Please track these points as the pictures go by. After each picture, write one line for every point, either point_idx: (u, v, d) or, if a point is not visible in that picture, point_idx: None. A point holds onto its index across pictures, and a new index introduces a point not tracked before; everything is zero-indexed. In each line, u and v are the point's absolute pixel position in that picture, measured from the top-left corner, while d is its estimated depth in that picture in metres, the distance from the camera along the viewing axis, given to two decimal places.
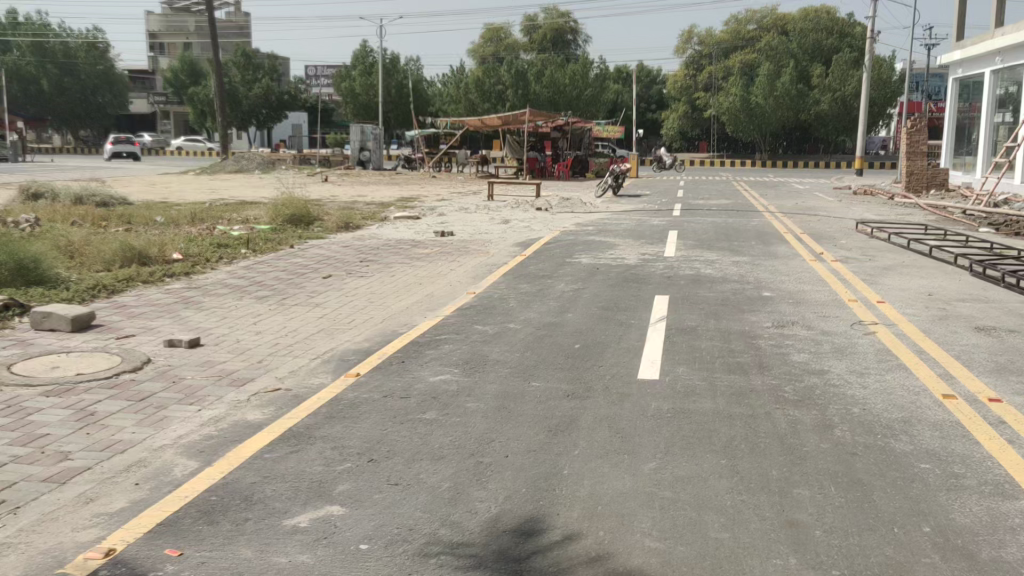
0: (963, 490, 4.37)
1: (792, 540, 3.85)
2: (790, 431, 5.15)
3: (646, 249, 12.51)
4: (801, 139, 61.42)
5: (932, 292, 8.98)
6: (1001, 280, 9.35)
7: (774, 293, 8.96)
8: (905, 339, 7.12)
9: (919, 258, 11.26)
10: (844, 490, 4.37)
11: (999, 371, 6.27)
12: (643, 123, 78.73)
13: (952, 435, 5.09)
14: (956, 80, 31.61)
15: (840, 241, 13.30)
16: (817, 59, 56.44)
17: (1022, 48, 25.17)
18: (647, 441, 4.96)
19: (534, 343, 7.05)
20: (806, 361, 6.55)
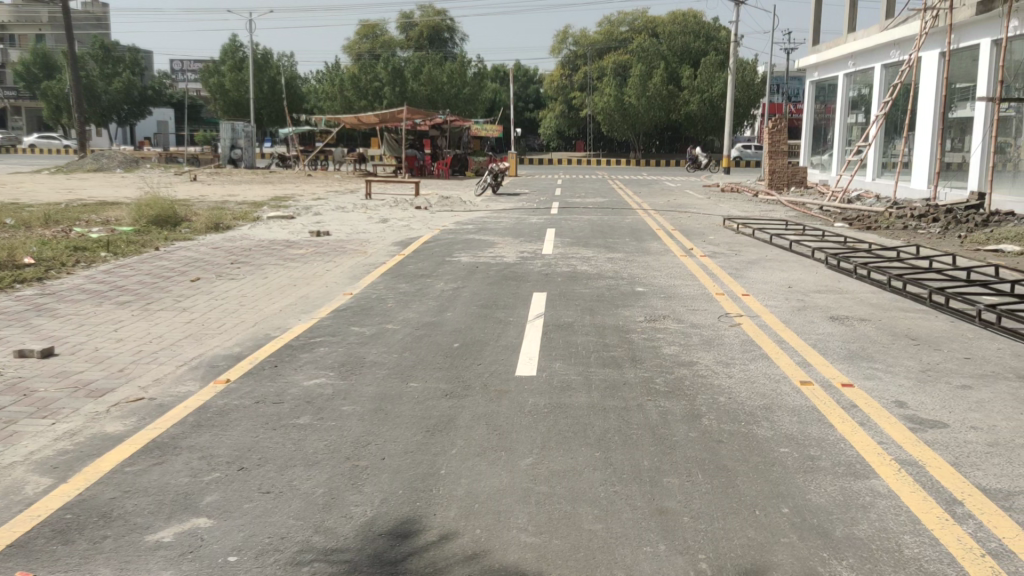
0: (819, 471, 4.64)
1: (661, 527, 3.99)
2: (660, 421, 5.33)
3: (524, 247, 12.66)
4: (673, 138, 63.48)
5: (792, 285, 9.48)
6: (853, 271, 9.96)
7: (646, 288, 9.24)
8: (767, 330, 7.49)
9: (780, 253, 11.85)
10: (710, 476, 4.56)
11: (851, 358, 6.69)
12: (521, 122, 79.44)
13: (809, 420, 5.39)
14: (813, 83, 33.45)
15: (708, 236, 13.85)
16: (686, 61, 58.42)
17: (873, 53, 26.83)
18: (524, 437, 5.03)
19: (412, 343, 7.03)
20: (677, 353, 6.80)
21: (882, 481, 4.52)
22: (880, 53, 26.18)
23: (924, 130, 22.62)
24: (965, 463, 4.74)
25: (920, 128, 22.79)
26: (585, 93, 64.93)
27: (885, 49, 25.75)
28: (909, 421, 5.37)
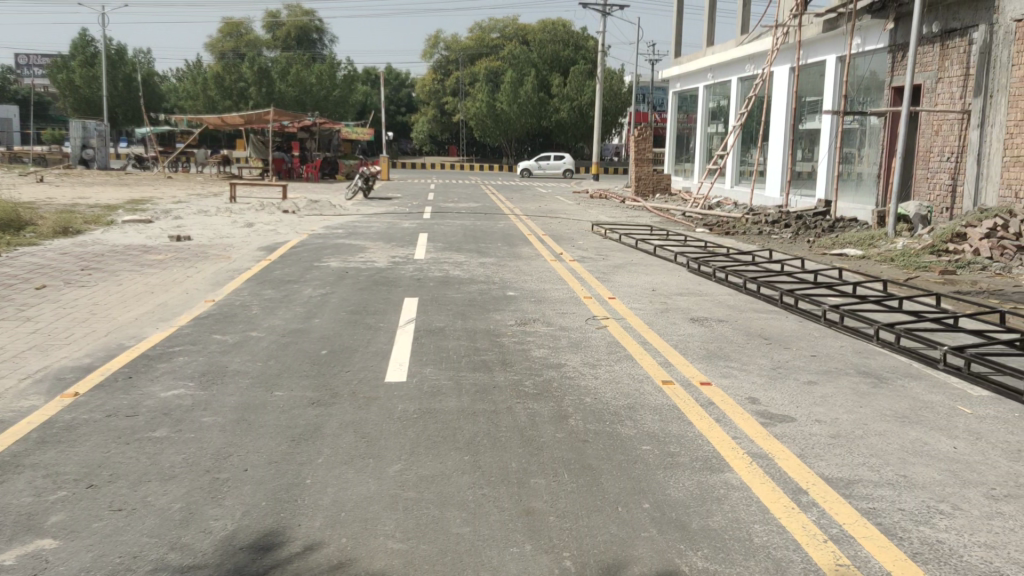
0: (678, 467, 4.84)
1: (528, 528, 4.06)
2: (529, 423, 5.42)
3: (395, 252, 12.57)
4: (544, 145, 64.45)
5: (655, 288, 9.84)
6: (713, 275, 10.44)
7: (516, 292, 9.37)
8: (632, 331, 7.75)
9: (645, 257, 12.28)
10: (575, 476, 4.68)
11: (709, 357, 7.01)
12: (393, 126, 78.84)
13: (670, 417, 5.62)
14: (675, 94, 34.84)
15: (577, 241, 14.20)
16: (556, 70, 59.54)
17: (730, 67, 28.21)
18: (393, 443, 5.00)
19: (278, 351, 6.86)
20: (546, 355, 6.93)
21: (735, 474, 4.76)
22: (737, 67, 27.56)
23: (776, 140, 23.95)
24: (809, 454, 5.06)
25: (773, 138, 24.13)
26: (458, 99, 65.12)
27: (741, 63, 27.13)
28: (761, 416, 5.68)
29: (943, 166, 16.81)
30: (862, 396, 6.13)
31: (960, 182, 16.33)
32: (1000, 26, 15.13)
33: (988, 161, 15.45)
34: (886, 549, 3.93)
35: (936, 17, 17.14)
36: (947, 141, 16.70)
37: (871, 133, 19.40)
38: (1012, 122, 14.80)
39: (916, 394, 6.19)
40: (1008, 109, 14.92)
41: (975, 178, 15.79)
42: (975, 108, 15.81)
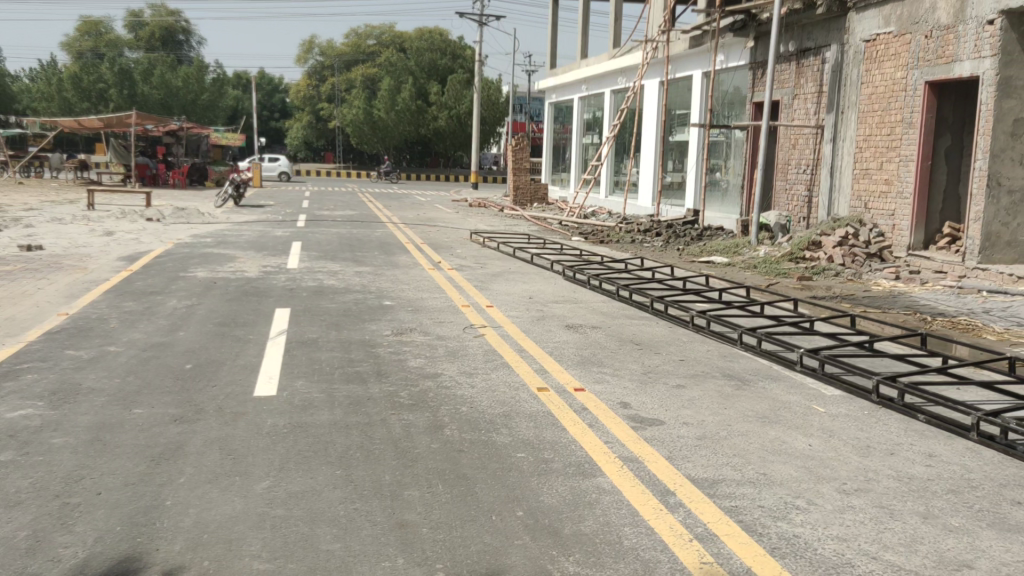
0: (551, 473, 4.90)
1: (400, 541, 4.01)
2: (403, 435, 5.36)
3: (267, 261, 12.22)
4: (422, 153, 64.11)
5: (532, 295, 9.95)
6: (588, 283, 10.66)
7: (393, 302, 9.27)
8: (508, 339, 7.81)
9: (522, 265, 12.40)
10: (449, 486, 4.66)
11: (583, 363, 7.13)
12: (266, 131, 76.78)
13: (544, 424, 5.68)
14: (552, 104, 35.46)
15: (455, 250, 14.21)
16: (433, 78, 59.40)
17: (603, 79, 29.01)
18: (261, 460, 4.85)
19: (138, 366, 6.53)
20: (422, 365, 6.88)
21: (606, 478, 4.86)
22: (610, 80, 28.34)
23: (648, 151, 24.76)
24: (677, 456, 5.23)
25: (645, 149, 24.93)
26: (334, 105, 64.01)
27: (614, 76, 27.90)
28: (633, 420, 5.83)
29: (800, 178, 17.78)
30: (726, 398, 6.40)
31: (816, 193, 17.31)
32: (850, 46, 16.18)
33: (840, 173, 16.45)
34: (747, 546, 4.10)
35: (793, 36, 18.13)
36: (804, 154, 17.67)
37: (735, 145, 20.31)
38: (862, 137, 15.81)
39: (775, 395, 6.51)
40: (858, 124, 15.93)
41: (829, 190, 16.76)
42: (828, 123, 16.81)
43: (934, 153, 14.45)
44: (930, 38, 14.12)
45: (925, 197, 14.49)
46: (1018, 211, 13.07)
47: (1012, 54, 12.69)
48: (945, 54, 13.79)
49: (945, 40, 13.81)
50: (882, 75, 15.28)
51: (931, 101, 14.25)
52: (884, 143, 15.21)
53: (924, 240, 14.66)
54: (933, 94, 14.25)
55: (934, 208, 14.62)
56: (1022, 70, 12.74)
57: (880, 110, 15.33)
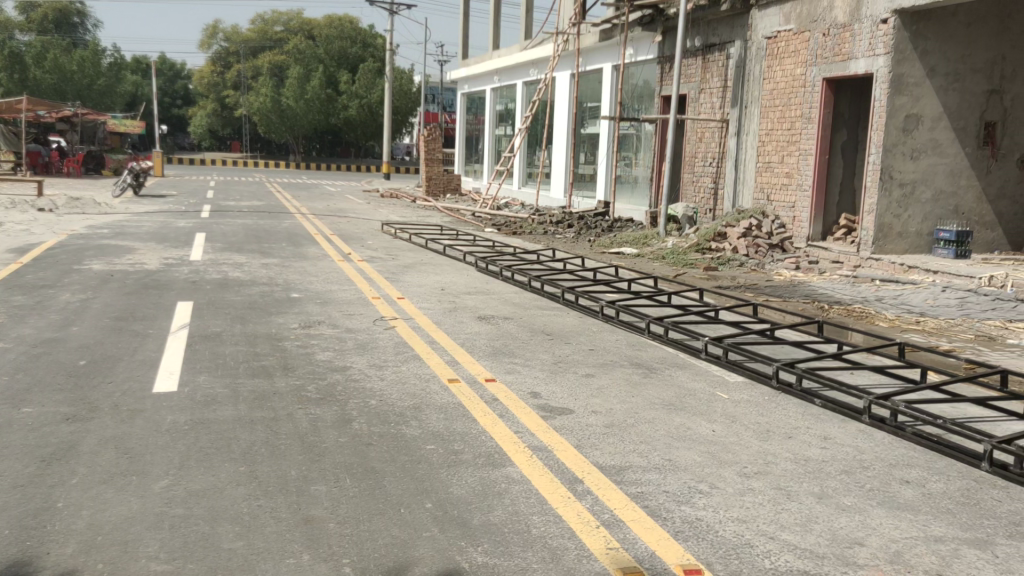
0: (461, 464, 4.89)
1: (305, 537, 3.94)
2: (310, 429, 5.27)
3: (168, 253, 11.82)
4: (332, 142, 62.98)
5: (444, 287, 9.91)
6: (500, 274, 10.69)
7: (301, 294, 9.09)
8: (419, 331, 7.76)
9: (434, 256, 12.34)
10: (357, 480, 4.61)
11: (495, 354, 7.15)
12: (169, 119, 74.15)
13: (454, 416, 5.67)
14: (464, 94, 35.31)
15: (366, 241, 14.04)
16: (344, 66, 58.51)
17: (515, 71, 29.11)
18: (159, 458, 4.69)
19: (28, 363, 6.22)
20: (330, 359, 6.77)
21: (516, 468, 4.89)
22: (521, 71, 28.44)
23: (560, 143, 24.98)
24: (586, 444, 5.30)
25: (556, 141, 25.14)
26: (240, 93, 62.23)
27: (525, 68, 28.03)
28: (542, 410, 5.87)
29: (706, 171, 18.22)
30: (634, 386, 6.52)
31: (721, 185, 17.78)
32: (753, 43, 16.66)
33: (744, 166, 16.93)
34: (651, 531, 4.18)
35: (699, 32, 18.55)
36: (710, 147, 18.12)
37: (645, 138, 20.66)
38: (764, 131, 16.31)
39: (681, 382, 6.67)
40: (761, 119, 16.43)
41: (734, 182, 17.23)
42: (732, 118, 17.26)
43: (831, 147, 15.02)
44: (827, 36, 14.67)
45: (823, 189, 15.06)
46: (909, 203, 13.73)
47: (904, 52, 13.30)
48: (841, 52, 14.35)
49: (841, 38, 14.37)
50: (783, 71, 15.79)
51: (828, 97, 14.80)
52: (785, 138, 15.73)
53: (822, 231, 15.25)
54: (830, 90, 14.79)
55: (831, 201, 15.21)
56: (912, 69, 13.36)
57: (781, 105, 15.83)
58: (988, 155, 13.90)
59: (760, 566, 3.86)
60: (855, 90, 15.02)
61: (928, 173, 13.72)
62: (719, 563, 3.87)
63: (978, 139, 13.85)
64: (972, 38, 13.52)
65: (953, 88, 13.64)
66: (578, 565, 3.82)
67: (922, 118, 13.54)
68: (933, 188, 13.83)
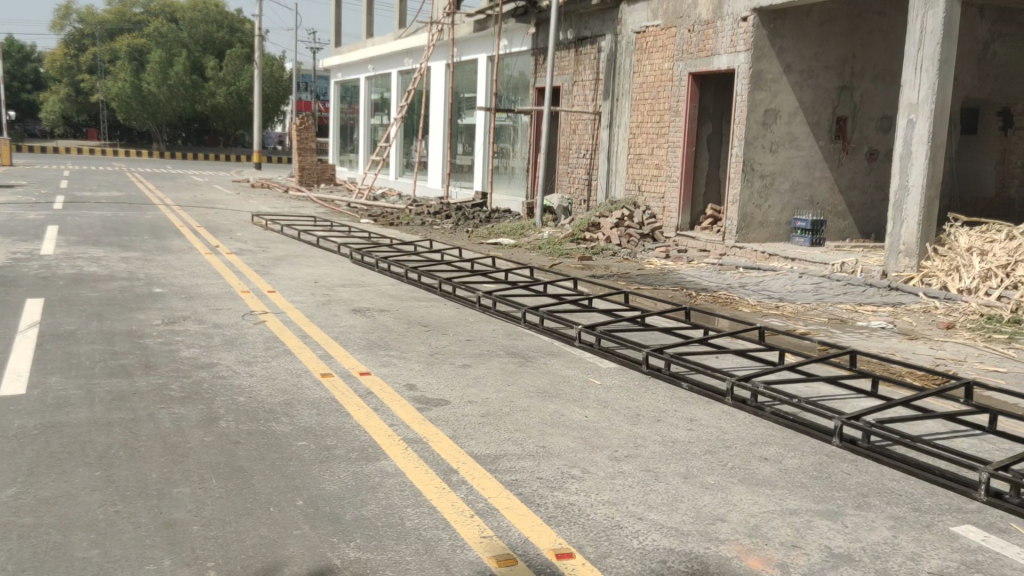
0: (333, 460, 4.81)
1: (167, 542, 3.78)
2: (173, 429, 5.05)
3: (15, 247, 11.06)
4: (199, 130, 60.45)
5: (318, 279, 9.69)
6: (375, 266, 10.55)
7: (164, 289, 8.69)
8: (291, 325, 7.57)
9: (307, 248, 12.06)
10: (223, 480, 4.45)
11: (370, 347, 7.05)
12: (17, 104, 69.34)
13: (327, 410, 5.56)
14: (337, 83, 34.64)
15: (235, 233, 13.57)
16: (209, 51, 55.64)
17: (389, 60, 28.78)
18: (4, 466, 4.39)
19: None
20: (196, 356, 6.51)
21: (391, 461, 4.84)
22: (396, 60, 28.13)
23: (436, 134, 24.89)
24: (461, 434, 5.30)
25: (433, 132, 25.04)
26: (96, 77, 58.77)
27: (400, 57, 27.77)
28: (417, 402, 5.83)
29: (580, 162, 18.56)
30: (510, 375, 6.58)
31: (594, 176, 18.15)
32: (623, 37, 17.07)
33: (616, 158, 17.33)
34: (524, 517, 4.23)
35: (570, 25, 18.84)
36: (583, 139, 18.47)
37: (521, 129, 20.82)
38: (635, 124, 16.76)
39: (555, 370, 6.79)
40: (631, 111, 16.87)
41: (607, 173, 17.61)
42: (604, 110, 17.63)
43: (698, 139, 15.59)
44: (692, 32, 15.20)
45: (690, 181, 15.61)
46: (769, 194, 14.43)
47: (763, 49, 13.94)
48: (705, 48, 14.90)
49: (705, 34, 14.92)
50: (652, 65, 16.26)
51: (694, 92, 15.34)
52: (654, 130, 16.21)
53: (690, 221, 15.81)
54: (696, 85, 15.33)
55: (698, 191, 15.78)
56: (770, 65, 14.01)
57: (650, 98, 16.30)
58: (840, 149, 14.75)
59: (629, 547, 3.97)
60: (719, 85, 15.64)
61: (786, 165, 14.46)
62: (591, 545, 3.96)
63: (830, 133, 14.67)
64: (825, 37, 14.31)
65: (808, 84, 14.40)
66: (453, 555, 3.82)
67: (780, 113, 14.24)
68: (791, 179, 14.57)
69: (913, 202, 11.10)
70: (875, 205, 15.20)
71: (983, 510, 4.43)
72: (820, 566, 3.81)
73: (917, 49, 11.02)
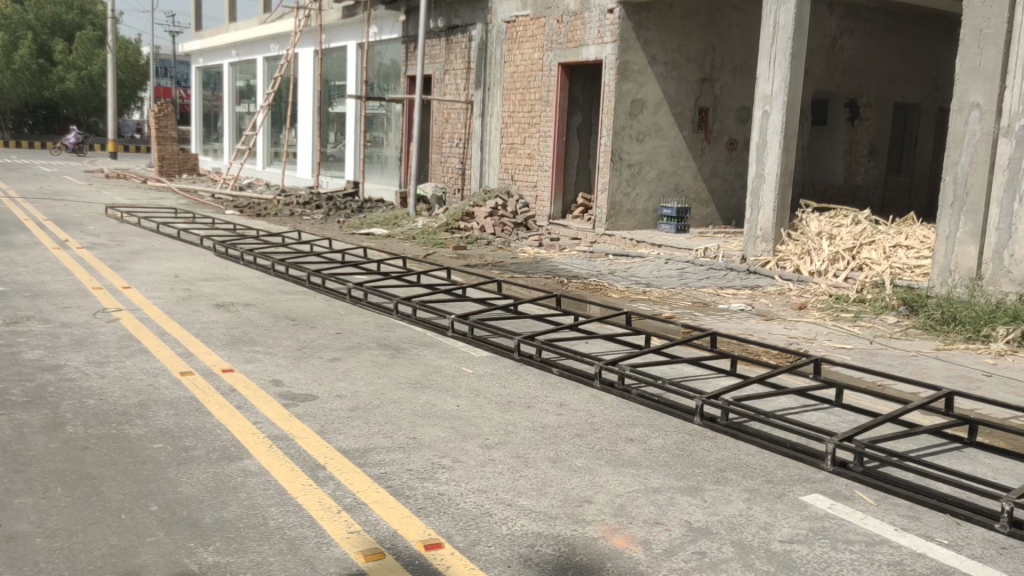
0: (192, 461, 4.61)
1: (6, 556, 3.53)
2: (13, 437, 4.72)
3: None
4: (48, 118, 56.58)
5: (178, 274, 9.27)
6: (240, 258, 10.19)
7: (5, 287, 8.10)
8: (147, 322, 7.21)
9: (167, 242, 11.51)
10: (71, 489, 4.19)
11: (233, 343, 6.80)
12: None
13: (186, 410, 5.32)
14: (199, 69, 33.20)
15: (87, 226, 12.81)
16: (58, 34, 52.19)
17: (255, 45, 27.84)
18: None
19: None
20: (40, 357, 6.10)
21: (254, 460, 4.68)
22: (262, 46, 27.24)
23: (306, 123, 24.27)
24: (328, 429, 5.18)
25: (302, 121, 24.42)
26: None
27: (265, 42, 26.91)
28: (283, 397, 5.66)
29: (453, 152, 18.50)
30: (380, 367, 6.49)
31: (467, 165, 18.15)
32: (493, 26, 17.12)
33: (489, 147, 17.40)
34: (393, 510, 4.18)
35: (441, 14, 18.73)
36: (455, 129, 18.43)
37: (394, 118, 20.58)
38: (506, 113, 16.86)
39: (427, 360, 6.74)
40: (503, 101, 16.96)
41: (480, 163, 17.64)
42: (476, 99, 17.64)
43: (568, 129, 15.83)
44: (561, 23, 15.41)
45: (561, 170, 15.84)
46: (636, 183, 14.82)
47: (628, 41, 14.28)
48: (573, 39, 15.14)
49: (573, 25, 15.15)
50: (522, 54, 16.39)
51: (564, 82, 15.55)
52: (526, 120, 16.35)
53: (562, 209, 16.05)
54: (565, 75, 15.54)
55: (569, 180, 16.04)
56: (636, 57, 14.38)
57: (521, 88, 16.44)
58: (702, 138, 15.30)
59: (497, 533, 3.98)
60: (588, 76, 15.91)
61: (652, 154, 14.88)
62: (459, 534, 3.95)
63: (692, 123, 15.19)
64: (686, 30, 14.80)
65: (672, 76, 14.85)
66: (317, 553, 3.73)
67: (646, 103, 14.63)
68: (657, 168, 15.00)
69: (769, 190, 11.64)
70: (735, 192, 15.88)
71: (830, 479, 4.69)
72: (680, 541, 3.94)
73: (771, 43, 11.54)
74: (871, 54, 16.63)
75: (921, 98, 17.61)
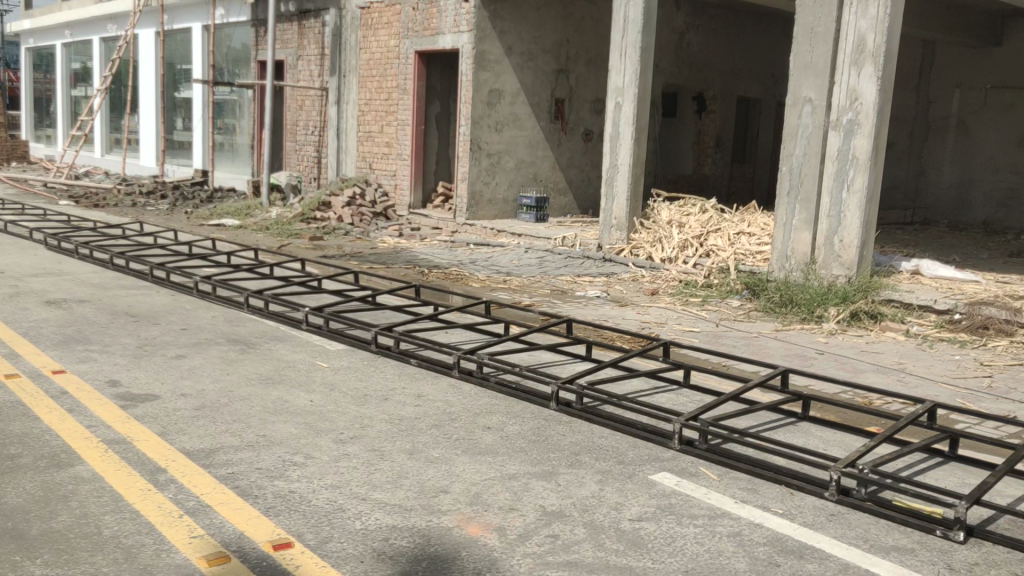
0: (17, 470, 4.26)
1: None
2: None
3: None
4: None
5: (3, 269, 8.58)
6: (74, 251, 9.54)
7: None
8: None
9: None
10: None
11: (66, 343, 6.35)
12: None
13: (10, 416, 4.91)
14: (29, 50, 30.90)
15: None
16: None
17: (89, 25, 26.16)
18: None
19: None
20: None
21: (88, 466, 4.38)
22: (97, 26, 25.61)
23: (149, 109, 23.05)
24: (171, 430, 4.92)
25: (145, 107, 23.17)
26: None
27: (101, 23, 25.32)
28: (121, 399, 5.33)
29: (308, 140, 18.03)
30: (229, 363, 6.23)
31: (323, 154, 17.73)
32: (347, 12, 16.76)
33: (345, 135, 17.07)
34: (239, 510, 4.01)
35: None
36: (309, 116, 17.95)
37: (244, 105, 19.84)
38: (363, 101, 16.57)
39: (279, 355, 6.52)
40: (359, 88, 16.66)
41: (336, 151, 17.28)
42: (331, 86, 17.23)
43: (426, 119, 15.72)
44: (416, 10, 15.29)
45: (421, 159, 15.72)
46: (496, 172, 14.91)
47: (484, 31, 14.32)
48: (430, 27, 15.04)
49: (429, 13, 15.05)
50: (377, 41, 16.13)
51: (421, 70, 15.42)
52: (383, 108, 16.12)
53: (422, 199, 15.93)
54: (422, 63, 15.42)
55: (428, 170, 15.94)
56: (492, 47, 14.45)
57: (378, 76, 16.19)
58: (559, 129, 15.55)
59: (351, 528, 3.89)
60: (445, 64, 15.85)
61: (511, 144, 14.99)
62: (311, 532, 3.83)
63: (549, 114, 15.39)
64: (542, 21, 14.98)
65: (529, 66, 15.00)
66: (156, 560, 3.53)
67: (503, 93, 14.72)
68: (516, 158, 15.13)
69: (621, 179, 11.95)
70: (591, 182, 16.25)
71: (676, 458, 4.86)
72: (534, 526, 3.97)
73: (621, 37, 11.85)
74: (715, 50, 17.38)
75: (761, 92, 18.58)
